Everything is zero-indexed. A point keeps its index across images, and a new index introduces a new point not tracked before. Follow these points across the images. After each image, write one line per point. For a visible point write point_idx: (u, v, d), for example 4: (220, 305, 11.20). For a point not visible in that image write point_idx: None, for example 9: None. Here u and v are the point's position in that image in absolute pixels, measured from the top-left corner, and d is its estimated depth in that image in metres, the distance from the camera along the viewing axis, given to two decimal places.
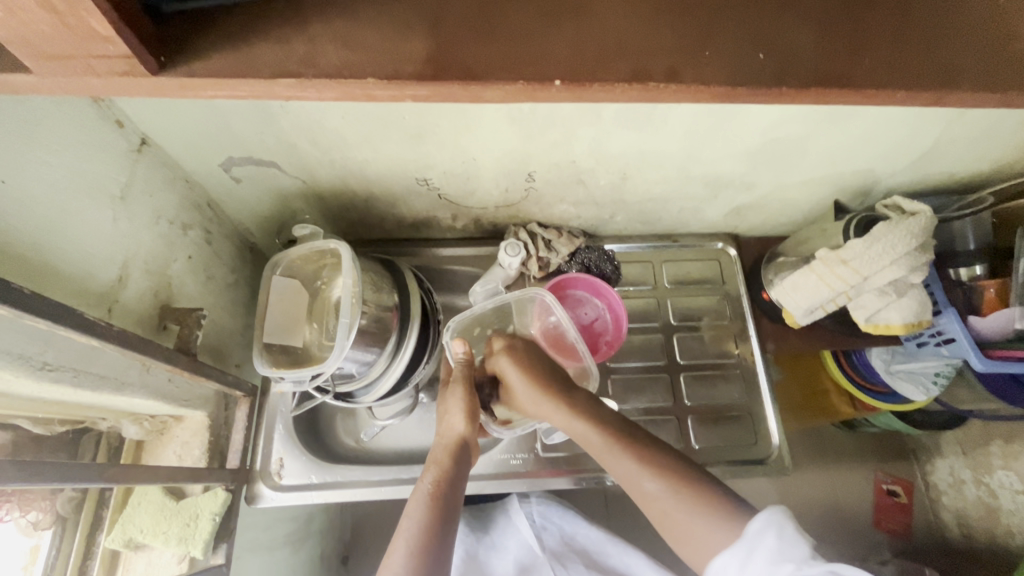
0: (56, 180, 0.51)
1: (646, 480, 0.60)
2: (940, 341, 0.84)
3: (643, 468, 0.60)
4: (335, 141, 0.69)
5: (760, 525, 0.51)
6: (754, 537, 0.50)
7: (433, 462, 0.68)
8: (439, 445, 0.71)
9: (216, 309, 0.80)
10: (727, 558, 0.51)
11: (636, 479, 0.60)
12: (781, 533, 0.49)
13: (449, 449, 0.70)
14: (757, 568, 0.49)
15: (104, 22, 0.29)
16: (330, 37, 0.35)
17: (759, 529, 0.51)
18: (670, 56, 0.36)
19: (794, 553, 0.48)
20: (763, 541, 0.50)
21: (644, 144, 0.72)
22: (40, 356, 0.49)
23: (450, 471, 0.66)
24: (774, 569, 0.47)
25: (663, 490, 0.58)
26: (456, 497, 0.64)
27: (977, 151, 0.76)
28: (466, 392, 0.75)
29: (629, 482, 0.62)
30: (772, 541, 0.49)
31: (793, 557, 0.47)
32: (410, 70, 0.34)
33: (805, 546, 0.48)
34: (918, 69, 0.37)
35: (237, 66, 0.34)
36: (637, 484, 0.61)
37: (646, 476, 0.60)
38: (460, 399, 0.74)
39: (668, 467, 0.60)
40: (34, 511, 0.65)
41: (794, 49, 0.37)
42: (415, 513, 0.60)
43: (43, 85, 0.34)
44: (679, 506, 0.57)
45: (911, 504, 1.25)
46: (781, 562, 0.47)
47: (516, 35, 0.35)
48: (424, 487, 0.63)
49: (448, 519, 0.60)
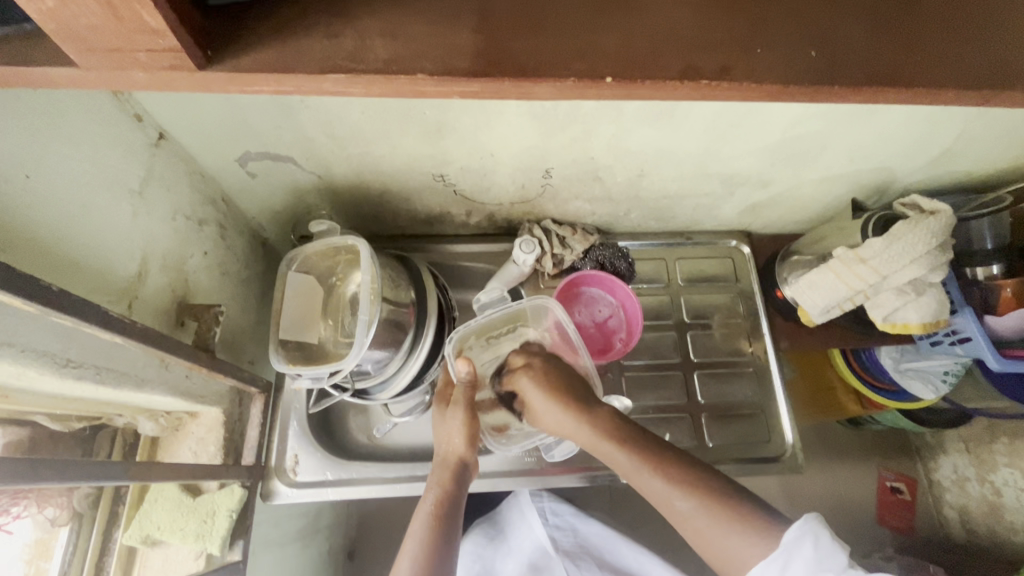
0: (79, 173, 0.50)
1: (676, 498, 0.58)
2: (955, 341, 0.85)
3: (673, 487, 0.58)
4: (354, 135, 0.68)
5: (796, 534, 0.51)
6: (790, 547, 0.50)
7: (434, 482, 0.68)
8: (438, 465, 0.70)
9: (230, 305, 0.80)
10: (764, 568, 0.51)
11: (665, 498, 0.58)
12: (817, 543, 0.50)
13: (452, 470, 0.69)
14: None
15: (156, 16, 0.28)
16: (376, 32, 0.34)
17: (795, 537, 0.51)
18: (722, 53, 0.35)
19: (832, 563, 0.48)
20: (800, 551, 0.50)
21: (663, 141, 0.72)
22: (65, 352, 0.49)
23: (453, 492, 0.66)
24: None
25: (696, 510, 0.56)
26: (461, 516, 0.65)
27: (998, 151, 0.76)
28: (467, 413, 0.72)
29: (658, 501, 0.60)
30: (809, 552, 0.49)
31: (832, 567, 0.48)
32: (458, 65, 0.33)
33: (842, 554, 0.49)
34: (972, 65, 0.37)
35: (283, 61, 0.33)
36: (667, 502, 0.59)
37: (677, 494, 0.58)
38: (459, 418, 0.72)
39: (698, 482, 0.58)
40: (51, 507, 0.65)
41: (844, 46, 0.36)
42: (417, 533, 0.61)
43: (85, 79, 0.33)
44: (716, 523, 0.55)
45: (914, 502, 1.26)
46: (821, 573, 0.48)
47: (562, 30, 0.35)
48: (426, 508, 0.64)
49: (450, 542, 0.61)
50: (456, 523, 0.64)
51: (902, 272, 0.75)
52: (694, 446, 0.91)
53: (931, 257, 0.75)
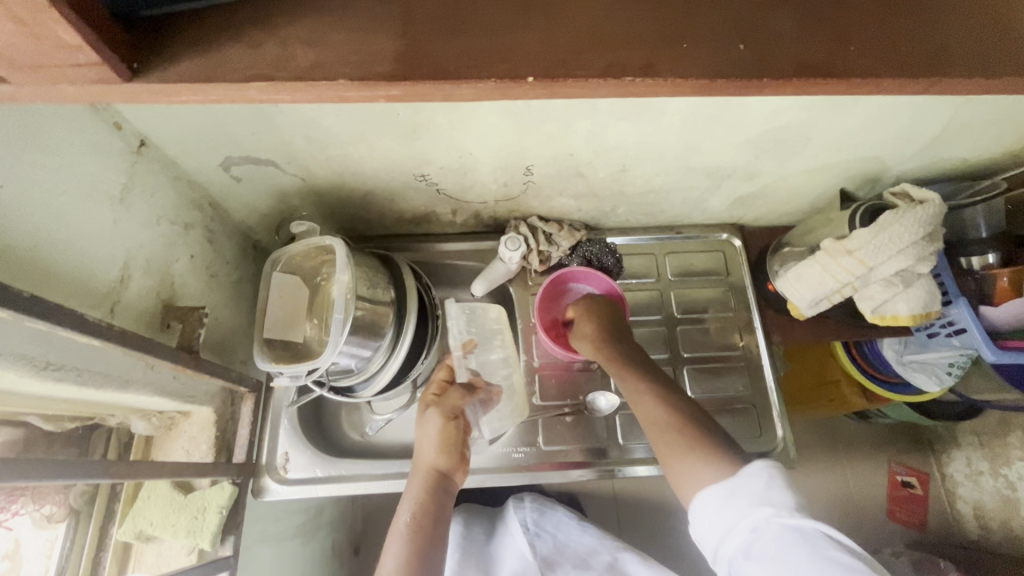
0: (56, 183, 0.52)
1: (660, 418, 0.64)
2: (952, 332, 0.83)
3: (658, 411, 0.65)
4: (330, 137, 0.69)
5: (751, 468, 0.54)
6: (744, 478, 0.54)
7: (410, 495, 0.71)
8: (414, 478, 0.73)
9: (219, 307, 0.81)
10: (712, 486, 0.55)
11: (652, 416, 0.65)
12: (770, 482, 0.52)
13: (424, 480, 0.72)
14: (738, 504, 0.52)
15: (73, 33, 0.29)
16: (303, 40, 0.35)
17: (747, 474, 0.54)
18: (649, 50, 0.35)
19: (778, 499, 0.51)
20: (749, 486, 0.53)
21: (642, 135, 0.71)
22: (44, 356, 0.50)
23: (425, 504, 0.70)
24: (754, 509, 0.51)
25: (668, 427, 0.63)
26: (437, 529, 0.68)
27: (989, 136, 0.74)
28: (437, 418, 0.75)
29: (645, 423, 0.66)
30: (759, 484, 0.52)
31: (777, 500, 0.51)
32: (382, 71, 0.34)
33: (790, 496, 0.51)
34: (907, 57, 0.36)
35: (209, 72, 0.34)
36: (653, 424, 0.65)
37: (660, 416, 0.65)
38: (436, 425, 0.75)
39: (677, 407, 0.65)
40: (48, 504, 0.68)
41: (774, 36, 0.36)
42: (399, 536, 0.67)
43: (23, 97, 0.35)
44: (678, 442, 0.61)
45: (926, 495, 1.23)
46: (762, 504, 0.51)
47: (490, 33, 0.35)
48: (400, 523, 0.68)
49: (425, 560, 0.65)
50: (432, 538, 0.67)
51: (890, 263, 0.74)
52: None
53: (918, 247, 0.73)
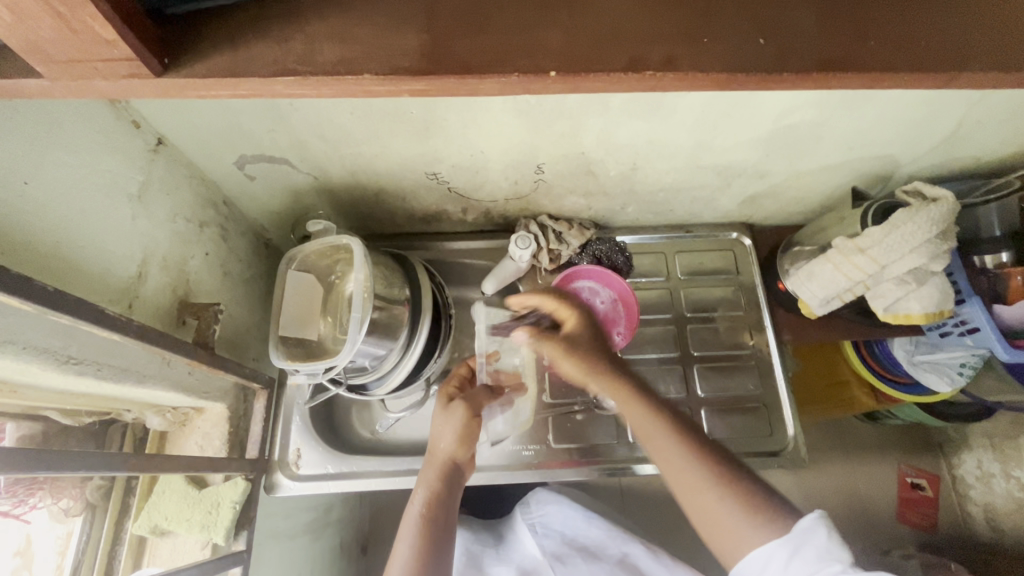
0: (78, 180, 0.53)
1: (692, 471, 0.59)
2: (964, 331, 0.82)
3: (697, 473, 0.58)
4: (343, 136, 0.69)
5: (807, 523, 0.52)
6: (802, 534, 0.52)
7: (423, 481, 0.71)
8: (428, 465, 0.73)
9: (232, 304, 0.82)
10: (773, 548, 0.52)
11: (685, 471, 0.59)
12: (829, 535, 0.51)
13: (441, 469, 0.72)
14: (804, 565, 0.50)
15: (107, 27, 0.30)
16: (327, 35, 0.35)
17: (806, 527, 0.52)
18: (666, 44, 0.35)
19: (842, 555, 0.50)
20: (811, 540, 0.51)
21: (654, 134, 0.72)
22: (65, 350, 0.51)
23: (440, 492, 0.70)
24: (821, 567, 0.49)
25: (710, 488, 0.57)
26: (450, 515, 0.69)
27: (1003, 134, 0.73)
28: (460, 410, 0.76)
29: (671, 471, 0.60)
30: (821, 540, 0.51)
31: (840, 558, 0.49)
32: (405, 65, 0.34)
33: (848, 551, 0.50)
34: (924, 52, 0.36)
35: (237, 66, 0.35)
36: (683, 476, 0.59)
37: (694, 471, 0.58)
38: (458, 418, 0.75)
39: (719, 467, 0.59)
40: (66, 498, 0.70)
41: (790, 31, 0.36)
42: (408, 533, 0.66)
43: (55, 90, 0.35)
44: (725, 504, 0.56)
45: (937, 498, 1.23)
46: (828, 561, 0.49)
47: (510, 28, 0.35)
48: (414, 509, 0.68)
49: (439, 550, 0.65)
50: (446, 523, 0.68)
51: (903, 261, 0.74)
52: None
53: (931, 245, 0.73)
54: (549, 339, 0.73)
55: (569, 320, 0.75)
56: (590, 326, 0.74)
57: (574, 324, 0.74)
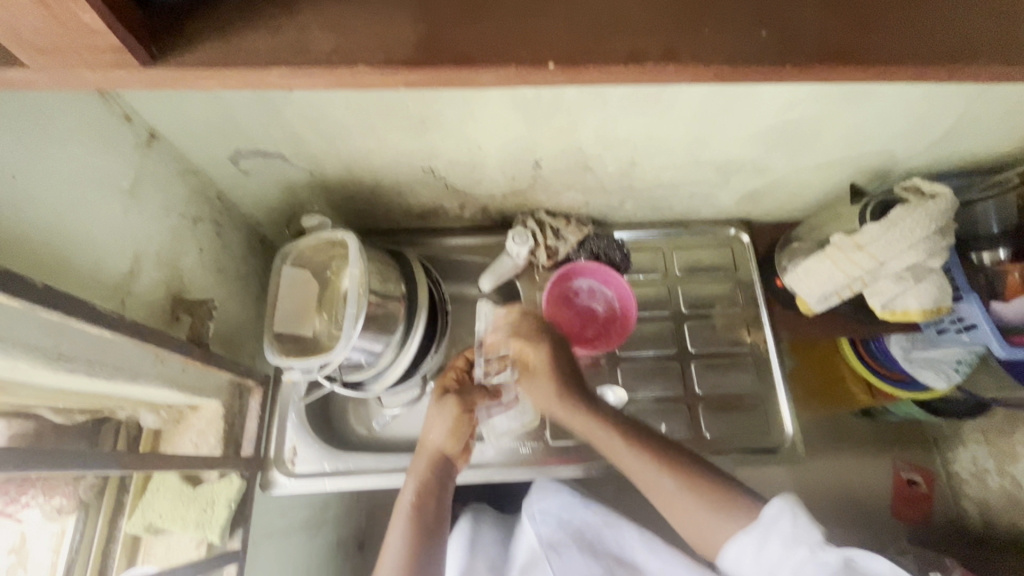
0: (68, 174, 0.52)
1: (661, 479, 0.68)
2: (961, 328, 0.83)
3: (660, 472, 0.68)
4: (339, 130, 0.68)
5: (777, 511, 0.62)
6: (768, 524, 0.61)
7: (413, 472, 0.73)
8: (417, 456, 0.75)
9: (227, 300, 0.82)
10: (743, 540, 0.62)
11: (653, 480, 0.68)
12: (795, 520, 0.60)
13: (429, 459, 0.74)
14: (773, 550, 0.60)
15: (95, 15, 0.29)
16: (321, 24, 0.35)
17: (776, 515, 0.62)
18: (668, 36, 0.35)
19: (807, 536, 0.59)
20: (779, 526, 0.61)
21: (652, 129, 0.71)
22: (56, 347, 0.50)
23: (429, 481, 0.72)
24: (789, 548, 0.59)
25: (679, 490, 0.66)
26: (440, 506, 0.71)
27: (1002, 129, 0.73)
28: (449, 407, 0.78)
29: (645, 482, 0.69)
30: (787, 526, 0.60)
31: (806, 540, 0.59)
32: (401, 56, 0.34)
33: (816, 530, 0.59)
34: (927, 45, 0.36)
35: (228, 57, 0.34)
36: (653, 484, 0.68)
37: (662, 476, 0.68)
38: (448, 412, 0.77)
39: (684, 467, 0.68)
40: (58, 496, 0.67)
41: (794, 23, 0.36)
42: (401, 523, 0.68)
43: (41, 81, 0.34)
44: (698, 502, 0.66)
45: (931, 493, 1.23)
46: (794, 545, 0.59)
47: (509, 19, 0.35)
48: (404, 500, 0.70)
49: (430, 541, 0.67)
50: (436, 513, 0.70)
51: (900, 258, 0.74)
52: (692, 437, 0.90)
53: (929, 242, 0.72)
54: (538, 382, 0.77)
55: (535, 350, 0.78)
56: (557, 340, 0.79)
57: (541, 361, 0.78)
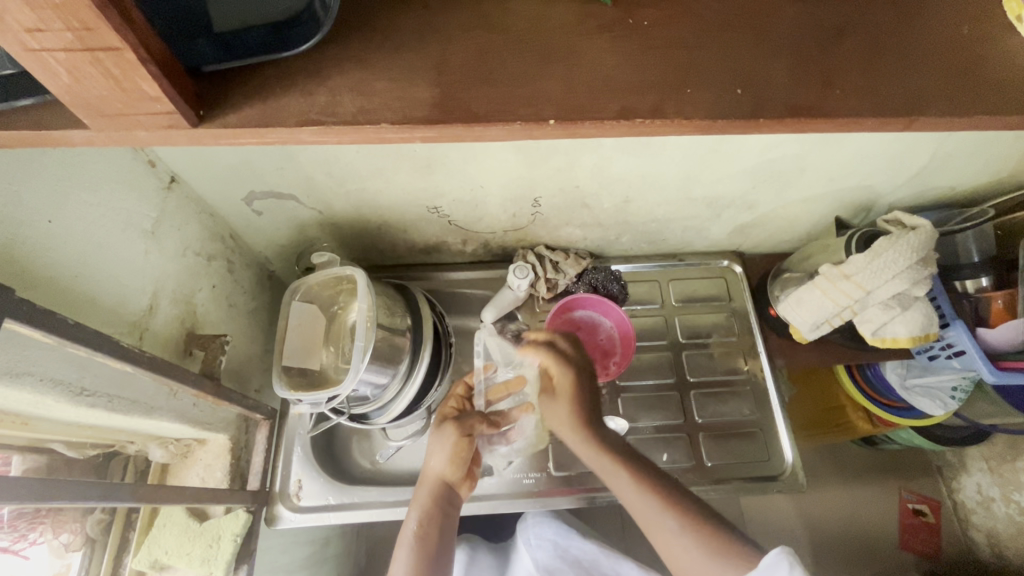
0: (98, 217, 0.55)
1: (667, 520, 0.62)
2: (951, 354, 0.85)
3: (664, 509, 0.63)
4: (349, 173, 0.72)
5: (773, 559, 0.55)
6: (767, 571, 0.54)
7: (416, 501, 0.73)
8: (421, 485, 0.75)
9: (238, 335, 0.84)
10: None
11: (657, 518, 0.63)
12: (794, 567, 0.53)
13: (432, 487, 0.74)
14: None
15: (154, 86, 0.33)
16: (347, 88, 0.39)
17: (771, 563, 0.54)
18: (654, 94, 0.39)
19: None
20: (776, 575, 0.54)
21: (645, 168, 0.75)
22: (78, 381, 0.53)
23: (433, 510, 0.71)
24: None
25: (682, 531, 0.61)
26: (444, 533, 0.70)
27: (974, 165, 0.78)
28: (447, 434, 0.78)
29: (644, 520, 0.64)
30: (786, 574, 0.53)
31: None
32: (419, 115, 0.37)
33: None
34: (885, 98, 0.40)
35: (265, 118, 0.38)
36: (657, 523, 0.63)
37: (667, 516, 0.63)
38: (448, 438, 0.77)
39: (686, 508, 0.63)
40: (66, 532, 0.69)
41: (766, 81, 0.40)
42: (405, 550, 0.67)
43: (97, 139, 0.38)
44: (698, 544, 0.60)
45: (939, 525, 1.22)
46: None
47: (514, 80, 0.39)
48: (408, 529, 0.69)
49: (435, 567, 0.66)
50: (441, 541, 0.69)
51: (887, 287, 0.77)
52: (693, 466, 0.91)
53: (913, 271, 0.76)
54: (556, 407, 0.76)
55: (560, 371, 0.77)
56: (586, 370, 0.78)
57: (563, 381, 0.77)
